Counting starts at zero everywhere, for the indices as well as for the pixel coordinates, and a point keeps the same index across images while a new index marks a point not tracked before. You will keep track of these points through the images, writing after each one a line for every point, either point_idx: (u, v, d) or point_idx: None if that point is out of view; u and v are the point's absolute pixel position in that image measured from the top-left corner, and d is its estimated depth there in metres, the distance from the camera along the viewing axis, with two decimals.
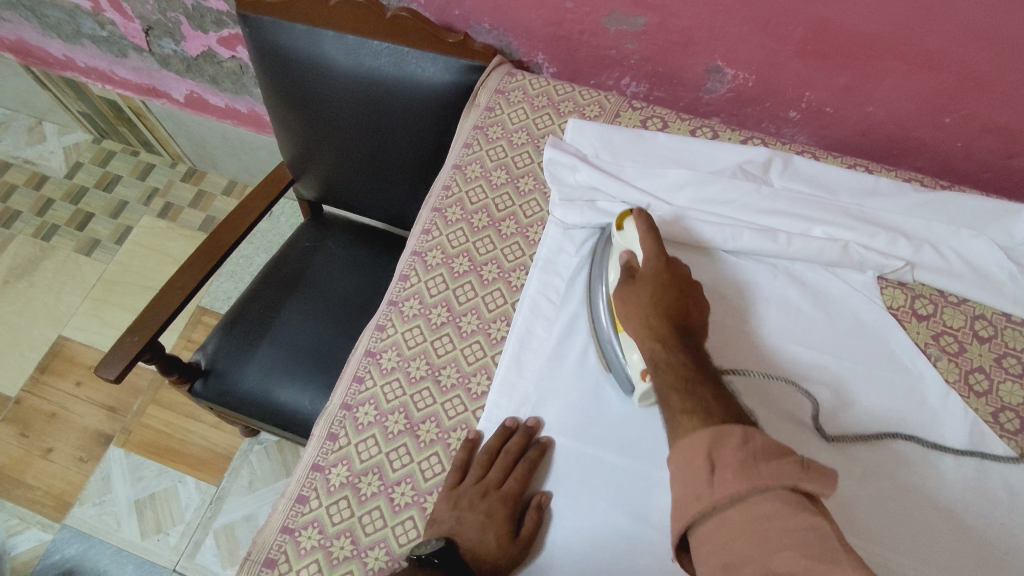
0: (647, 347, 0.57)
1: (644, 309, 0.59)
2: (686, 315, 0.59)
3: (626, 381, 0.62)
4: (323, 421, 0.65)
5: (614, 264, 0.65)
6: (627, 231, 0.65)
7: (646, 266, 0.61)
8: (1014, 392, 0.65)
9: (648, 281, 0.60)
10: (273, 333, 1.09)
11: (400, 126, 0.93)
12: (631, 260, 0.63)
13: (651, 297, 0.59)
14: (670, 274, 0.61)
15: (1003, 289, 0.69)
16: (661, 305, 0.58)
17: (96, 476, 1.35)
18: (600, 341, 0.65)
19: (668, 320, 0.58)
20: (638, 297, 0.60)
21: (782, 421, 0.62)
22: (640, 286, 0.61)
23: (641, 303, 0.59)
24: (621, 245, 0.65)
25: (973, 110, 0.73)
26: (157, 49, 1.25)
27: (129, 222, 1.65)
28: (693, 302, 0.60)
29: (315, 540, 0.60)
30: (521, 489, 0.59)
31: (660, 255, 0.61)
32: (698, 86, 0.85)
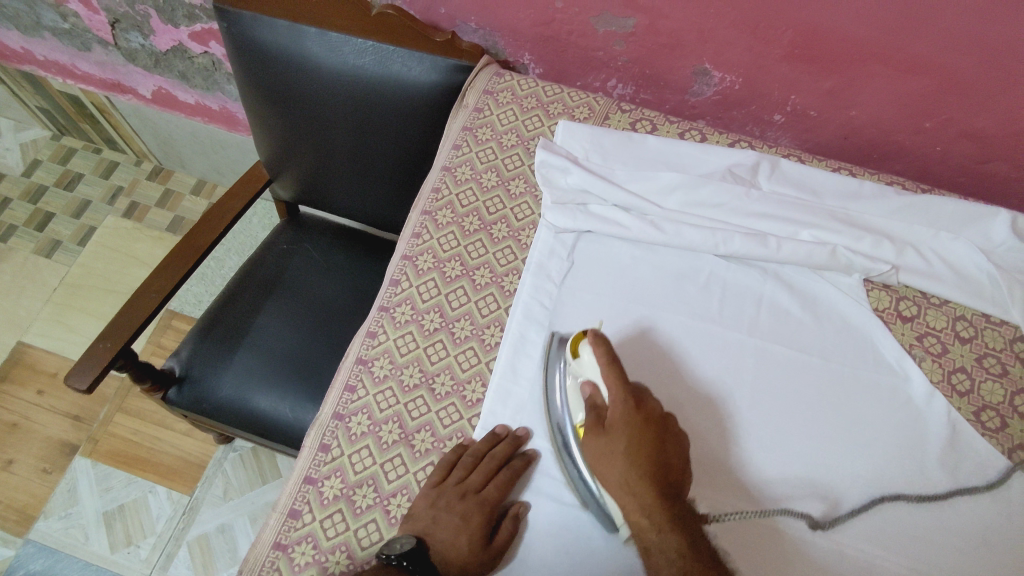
0: (632, 518, 0.54)
1: (620, 467, 0.55)
2: (665, 462, 0.55)
3: (607, 517, 0.57)
4: (314, 431, 0.64)
5: (575, 399, 0.60)
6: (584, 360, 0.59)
7: (615, 408, 0.56)
8: (994, 391, 0.67)
9: (621, 430, 0.56)
10: (249, 339, 1.06)
11: (384, 127, 0.91)
12: (595, 398, 0.58)
13: (627, 450, 0.55)
14: (642, 416, 0.56)
15: (983, 292, 0.71)
16: (643, 465, 0.54)
17: (62, 488, 1.29)
18: (569, 471, 0.59)
19: (647, 479, 0.54)
20: (613, 454, 0.55)
21: (766, 559, 0.57)
22: (614, 433, 0.56)
23: (619, 457, 0.55)
24: (580, 376, 0.59)
25: (952, 115, 0.75)
26: (123, 43, 1.20)
27: (92, 222, 1.59)
28: (670, 439, 0.57)
29: (310, 555, 0.58)
30: (500, 496, 0.58)
31: (629, 396, 0.56)
32: (685, 88, 0.85)
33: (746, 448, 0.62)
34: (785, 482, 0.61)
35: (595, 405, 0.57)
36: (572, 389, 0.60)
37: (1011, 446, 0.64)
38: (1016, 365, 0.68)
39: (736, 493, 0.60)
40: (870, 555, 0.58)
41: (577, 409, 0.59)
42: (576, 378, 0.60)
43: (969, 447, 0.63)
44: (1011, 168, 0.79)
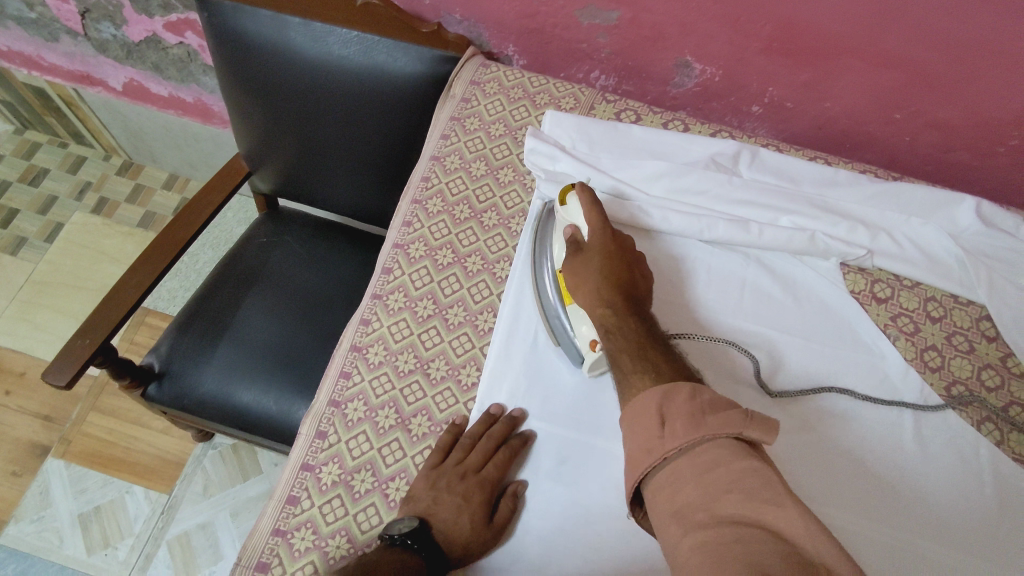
0: (598, 312, 0.58)
1: (593, 280, 0.60)
2: (632, 280, 0.61)
3: (575, 354, 0.64)
4: (310, 419, 0.64)
5: (558, 240, 0.66)
6: (570, 207, 0.66)
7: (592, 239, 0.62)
8: (963, 367, 0.70)
9: (595, 251, 0.62)
10: (231, 332, 1.04)
11: (369, 118, 0.91)
12: (575, 234, 0.64)
13: (599, 267, 0.61)
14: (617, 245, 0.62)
15: (950, 272, 0.75)
16: (610, 276, 0.60)
17: (33, 490, 1.26)
18: (548, 316, 0.66)
19: (616, 286, 0.59)
20: (586, 268, 0.61)
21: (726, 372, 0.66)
22: (589, 259, 0.62)
23: (592, 272, 0.61)
24: (564, 220, 0.66)
25: (920, 106, 0.79)
26: (93, 34, 1.18)
27: (59, 218, 1.55)
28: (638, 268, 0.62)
29: (310, 541, 0.58)
30: (498, 475, 0.59)
31: (607, 228, 0.63)
32: (667, 80, 0.87)
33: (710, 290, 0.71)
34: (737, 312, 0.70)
35: (575, 241, 0.63)
36: (557, 236, 0.67)
37: (981, 418, 0.67)
38: (982, 342, 0.72)
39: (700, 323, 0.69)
40: (841, 471, 0.62)
41: (561, 251, 0.66)
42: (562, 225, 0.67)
43: (945, 419, 0.66)
44: (973, 157, 0.83)
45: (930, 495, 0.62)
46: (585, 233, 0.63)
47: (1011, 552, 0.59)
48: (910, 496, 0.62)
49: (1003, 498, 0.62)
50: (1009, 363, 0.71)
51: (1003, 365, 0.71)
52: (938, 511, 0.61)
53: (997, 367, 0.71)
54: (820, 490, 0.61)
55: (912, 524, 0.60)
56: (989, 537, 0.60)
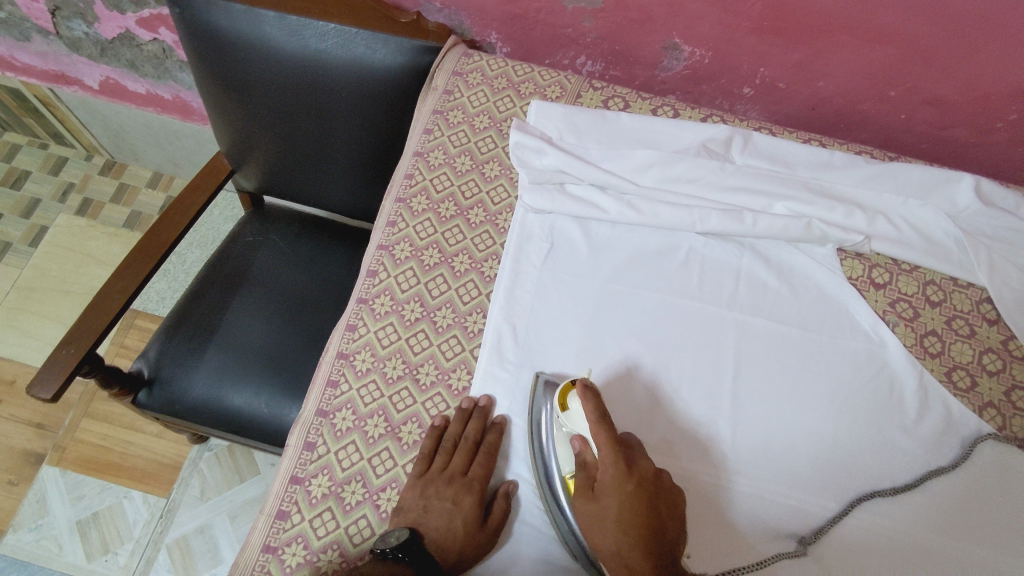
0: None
1: (613, 535, 0.51)
2: (658, 527, 0.51)
3: (596, 573, 0.55)
4: (298, 429, 0.62)
5: (563, 453, 0.56)
6: (573, 413, 0.55)
7: (606, 472, 0.52)
8: (964, 352, 0.69)
9: (611, 495, 0.52)
10: (219, 335, 1.03)
11: (350, 114, 0.89)
12: (585, 455, 0.54)
13: (620, 518, 0.51)
14: (635, 478, 0.52)
15: (950, 256, 0.73)
16: (635, 536, 0.50)
17: (30, 498, 1.25)
18: (561, 536, 0.56)
19: (643, 549, 0.50)
20: (603, 520, 0.52)
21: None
22: (604, 501, 0.52)
23: (611, 525, 0.51)
24: (568, 430, 0.56)
25: (916, 83, 0.76)
26: (65, 32, 1.14)
27: (43, 221, 1.52)
28: (663, 499, 0.53)
29: (301, 556, 0.57)
30: (485, 474, 0.58)
31: (620, 459, 0.52)
32: (655, 63, 0.85)
33: (738, 488, 0.60)
34: (774, 515, 0.60)
35: (585, 463, 0.54)
36: (561, 443, 0.56)
37: (982, 404, 0.66)
38: (983, 326, 0.71)
39: (729, 545, 0.58)
40: (840, 466, 0.62)
41: (568, 465, 0.56)
42: (565, 433, 0.56)
43: (946, 403, 0.65)
44: (971, 134, 0.81)
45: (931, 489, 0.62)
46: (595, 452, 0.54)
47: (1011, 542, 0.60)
48: (888, 478, 0.62)
49: (1004, 488, 0.62)
50: (1011, 346, 0.70)
51: (1005, 350, 0.70)
52: (924, 495, 0.61)
53: (999, 351, 0.70)
54: (814, 485, 0.61)
55: (888, 503, 0.61)
56: (984, 524, 0.60)
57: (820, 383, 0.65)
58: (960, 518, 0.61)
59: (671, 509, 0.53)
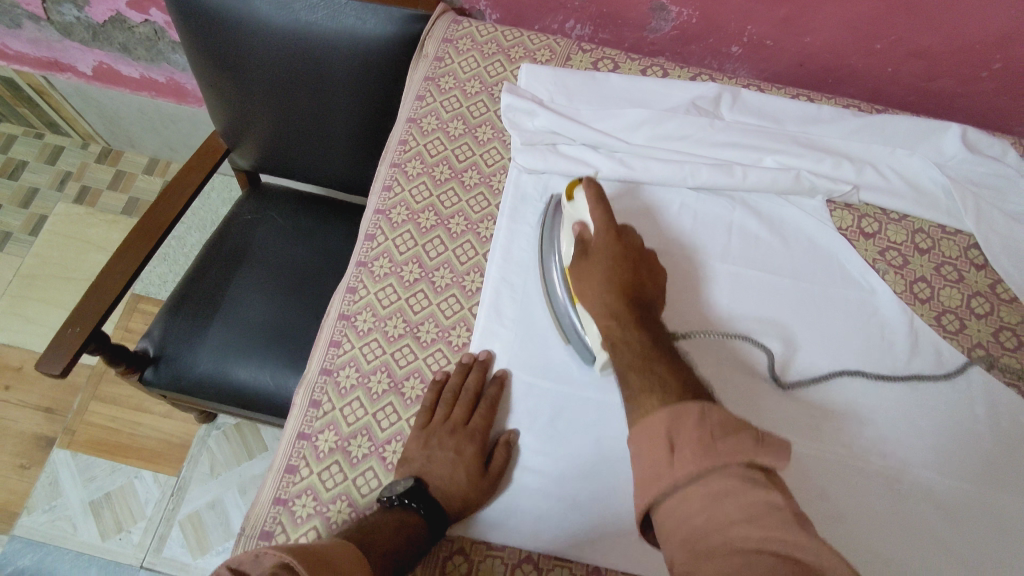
0: (604, 324, 0.57)
1: (599, 286, 0.58)
2: (639, 285, 0.58)
3: (586, 351, 0.62)
4: (303, 389, 0.64)
5: (566, 238, 0.64)
6: (578, 202, 0.63)
7: (597, 237, 0.60)
8: (953, 297, 0.71)
9: (600, 253, 0.59)
10: (223, 311, 1.04)
11: (341, 85, 0.89)
12: (583, 233, 0.61)
13: (605, 271, 0.58)
14: (621, 245, 0.59)
15: (938, 204, 0.74)
16: (617, 284, 0.58)
17: (42, 481, 1.27)
18: (557, 311, 0.64)
19: (622, 293, 0.57)
20: (592, 274, 0.59)
21: (734, 371, 0.64)
22: (594, 261, 0.59)
23: (597, 279, 0.58)
24: (573, 216, 0.64)
25: (901, 35, 0.77)
26: (56, 17, 1.14)
27: (42, 211, 1.53)
28: (646, 270, 0.60)
29: (311, 508, 0.58)
30: (486, 424, 0.60)
31: (610, 226, 0.60)
32: (643, 25, 0.85)
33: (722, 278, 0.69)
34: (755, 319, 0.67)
35: (582, 240, 0.61)
36: (565, 232, 0.64)
37: (971, 345, 0.68)
38: (971, 271, 0.72)
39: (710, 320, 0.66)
40: (835, 409, 0.63)
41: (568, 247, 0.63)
42: (570, 223, 0.64)
43: (935, 345, 0.67)
44: (957, 85, 0.82)
45: (928, 437, 0.62)
46: (591, 229, 0.61)
47: (1002, 474, 0.61)
48: (900, 426, 0.63)
49: (994, 424, 0.63)
50: (999, 289, 0.71)
51: (993, 293, 0.71)
52: (921, 435, 0.62)
53: (987, 294, 0.71)
54: (810, 428, 0.62)
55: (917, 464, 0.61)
56: (974, 457, 0.62)
57: (813, 329, 0.67)
58: (952, 454, 0.62)
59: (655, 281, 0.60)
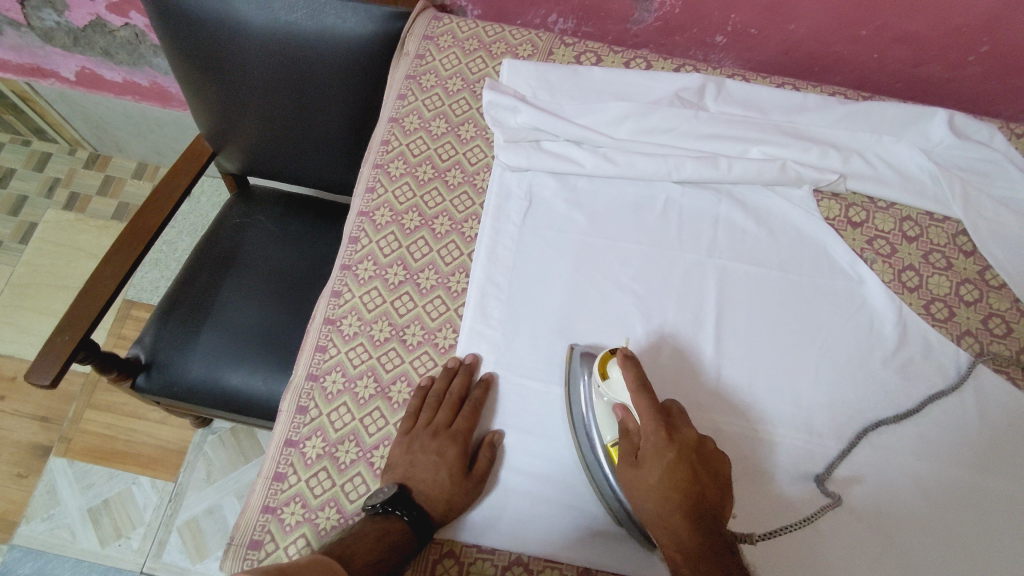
0: (667, 547, 0.51)
1: (656, 500, 0.51)
2: (700, 496, 0.50)
3: (644, 537, 0.55)
4: (290, 394, 0.63)
5: (604, 419, 0.56)
6: (614, 381, 0.56)
7: (647, 440, 0.52)
8: (941, 284, 0.70)
9: (652, 460, 0.51)
10: (213, 316, 1.04)
11: (325, 87, 0.89)
12: (627, 422, 0.54)
13: (662, 483, 0.51)
14: (676, 449, 0.51)
15: (925, 190, 0.74)
16: (679, 498, 0.50)
17: (40, 490, 1.27)
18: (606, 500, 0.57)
19: (686, 514, 0.50)
20: (645, 486, 0.51)
21: (804, 571, 0.56)
22: (646, 469, 0.52)
23: (653, 494, 0.51)
24: (610, 399, 0.56)
25: (887, 20, 0.76)
26: (36, 23, 1.13)
27: (31, 218, 1.52)
28: (709, 475, 0.51)
29: (299, 515, 0.58)
30: (470, 426, 0.60)
31: (660, 425, 0.52)
32: (626, 17, 0.84)
33: (779, 428, 0.62)
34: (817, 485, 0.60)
35: (627, 431, 0.54)
36: (600, 410, 0.57)
37: (960, 333, 0.68)
38: (960, 258, 0.72)
39: (770, 504, 0.59)
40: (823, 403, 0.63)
41: (608, 430, 0.56)
42: (607, 403, 0.57)
43: (925, 336, 0.67)
44: (944, 69, 0.81)
45: (915, 432, 0.62)
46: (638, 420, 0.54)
47: (986, 462, 0.62)
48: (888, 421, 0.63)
49: (981, 412, 0.63)
50: (988, 276, 0.71)
51: (982, 279, 0.71)
52: (906, 426, 0.63)
53: (976, 282, 0.71)
54: (796, 417, 0.63)
55: (910, 461, 0.61)
56: (960, 446, 0.62)
57: (801, 323, 0.67)
58: (938, 445, 0.62)
59: (719, 480, 0.52)
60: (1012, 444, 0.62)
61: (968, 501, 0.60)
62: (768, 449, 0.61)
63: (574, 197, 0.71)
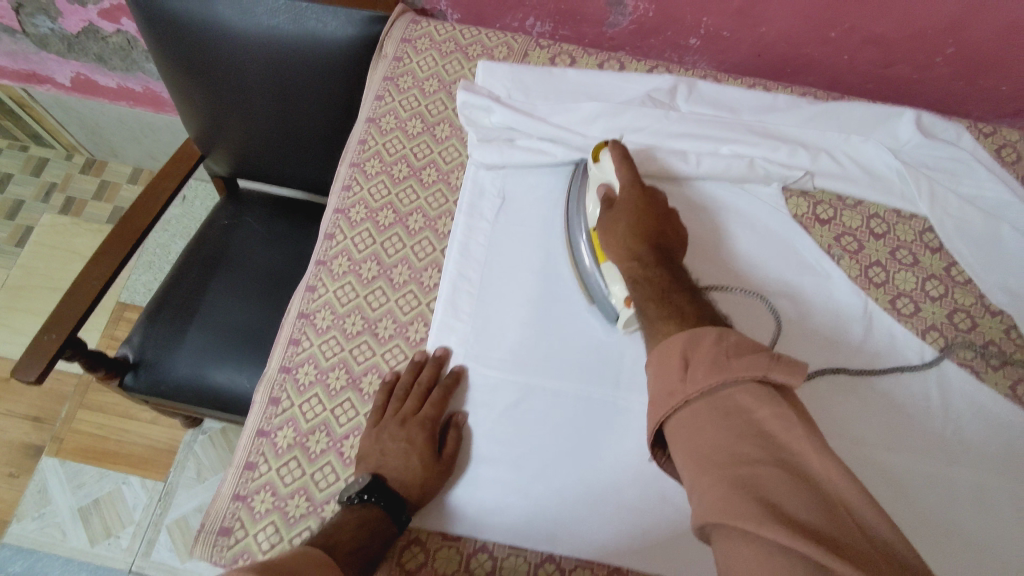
0: (624, 265, 0.59)
1: (622, 235, 0.60)
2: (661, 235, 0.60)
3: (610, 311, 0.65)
4: (263, 386, 0.65)
5: (591, 196, 0.66)
6: (604, 163, 0.66)
7: (623, 195, 0.63)
8: (908, 280, 0.71)
9: (625, 207, 0.62)
10: (200, 315, 1.05)
11: (307, 89, 0.90)
12: (609, 193, 0.64)
13: (629, 224, 0.60)
14: (646, 201, 0.62)
15: (892, 188, 0.75)
16: (641, 232, 0.60)
17: (32, 489, 1.28)
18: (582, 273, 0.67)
19: (645, 243, 0.59)
20: (615, 224, 0.61)
21: (758, 321, 0.66)
22: (618, 212, 0.62)
23: (621, 229, 0.61)
24: (599, 177, 0.66)
25: (855, 23, 0.78)
26: (31, 29, 1.16)
27: (28, 222, 1.55)
28: (670, 225, 0.62)
29: (269, 503, 0.59)
30: (438, 413, 0.61)
31: (637, 183, 0.63)
32: (602, 20, 0.86)
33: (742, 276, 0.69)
34: (771, 270, 0.70)
35: (608, 197, 0.64)
36: (590, 192, 0.67)
37: (925, 327, 0.69)
38: (926, 254, 0.73)
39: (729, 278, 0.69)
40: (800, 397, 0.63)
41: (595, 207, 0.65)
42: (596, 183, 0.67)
43: (890, 331, 0.68)
44: (914, 70, 0.82)
45: (884, 425, 0.63)
46: (618, 190, 0.63)
47: (952, 451, 0.62)
48: (860, 412, 0.63)
49: (946, 402, 0.64)
50: (954, 272, 0.72)
51: (948, 275, 0.72)
52: (876, 418, 0.63)
53: (942, 277, 0.72)
54: (756, 237, 0.71)
55: (878, 452, 0.62)
56: (927, 434, 0.63)
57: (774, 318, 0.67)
58: (907, 435, 0.63)
59: (674, 228, 0.63)
60: (974, 432, 0.63)
61: (934, 488, 0.61)
62: (731, 236, 0.71)
63: (548, 199, 0.72)
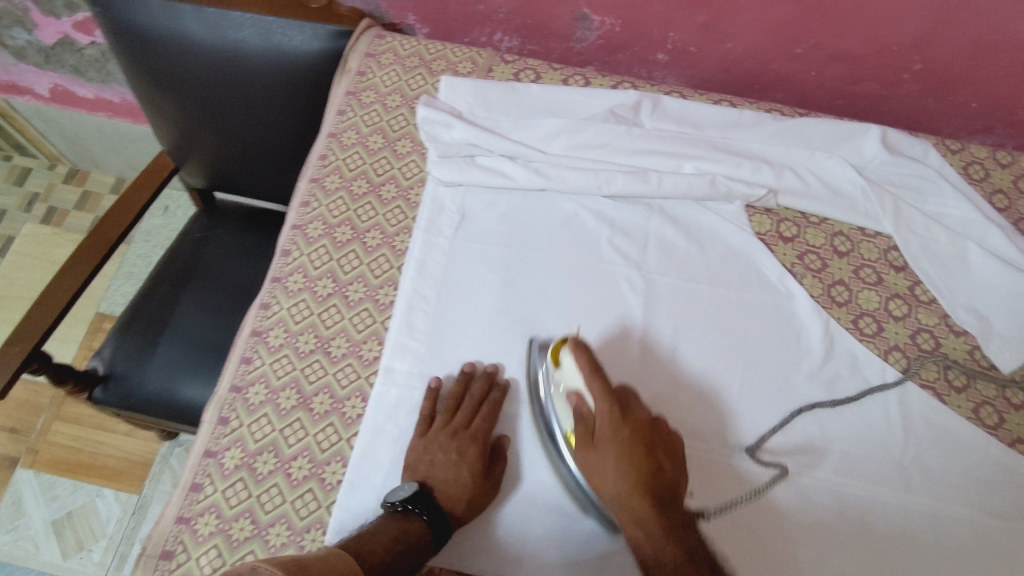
0: (629, 530, 0.53)
1: (613, 480, 0.55)
2: (656, 471, 0.54)
3: (605, 516, 0.58)
4: (212, 406, 0.64)
5: (562, 407, 0.59)
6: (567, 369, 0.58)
7: (603, 420, 0.56)
8: (871, 299, 0.70)
9: (609, 442, 0.55)
10: (170, 329, 1.04)
11: (275, 104, 0.90)
12: (581, 408, 0.57)
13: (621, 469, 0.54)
14: (630, 428, 0.56)
15: (856, 206, 0.74)
16: (634, 475, 0.54)
17: (6, 501, 1.27)
18: (562, 482, 0.59)
19: (641, 488, 0.54)
20: (603, 466, 0.55)
21: (766, 534, 0.58)
22: (602, 452, 0.55)
23: (611, 472, 0.55)
24: (564, 386, 0.59)
25: (820, 39, 0.77)
26: (8, 41, 1.16)
27: (9, 231, 1.54)
28: (663, 451, 0.56)
29: (213, 525, 0.58)
30: (489, 427, 0.61)
31: (615, 406, 0.56)
32: (569, 35, 0.86)
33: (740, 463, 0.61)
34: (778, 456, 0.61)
35: (582, 415, 0.57)
36: (559, 400, 0.60)
37: (887, 348, 0.68)
38: (891, 273, 0.72)
39: (728, 480, 0.60)
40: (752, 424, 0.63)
41: (568, 419, 0.59)
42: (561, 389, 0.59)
43: (850, 352, 0.67)
44: (883, 87, 0.82)
45: (839, 449, 0.62)
46: (591, 404, 0.57)
47: (910, 476, 0.61)
48: (813, 435, 0.63)
49: (906, 426, 0.63)
50: (918, 291, 0.71)
51: (912, 295, 0.71)
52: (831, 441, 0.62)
53: (906, 296, 0.71)
54: (755, 422, 0.63)
55: (829, 476, 0.61)
56: (885, 459, 0.62)
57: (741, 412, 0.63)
58: (862, 459, 0.62)
59: (670, 455, 0.56)
60: (932, 457, 0.62)
61: (888, 512, 0.60)
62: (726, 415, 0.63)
63: (509, 215, 0.72)
